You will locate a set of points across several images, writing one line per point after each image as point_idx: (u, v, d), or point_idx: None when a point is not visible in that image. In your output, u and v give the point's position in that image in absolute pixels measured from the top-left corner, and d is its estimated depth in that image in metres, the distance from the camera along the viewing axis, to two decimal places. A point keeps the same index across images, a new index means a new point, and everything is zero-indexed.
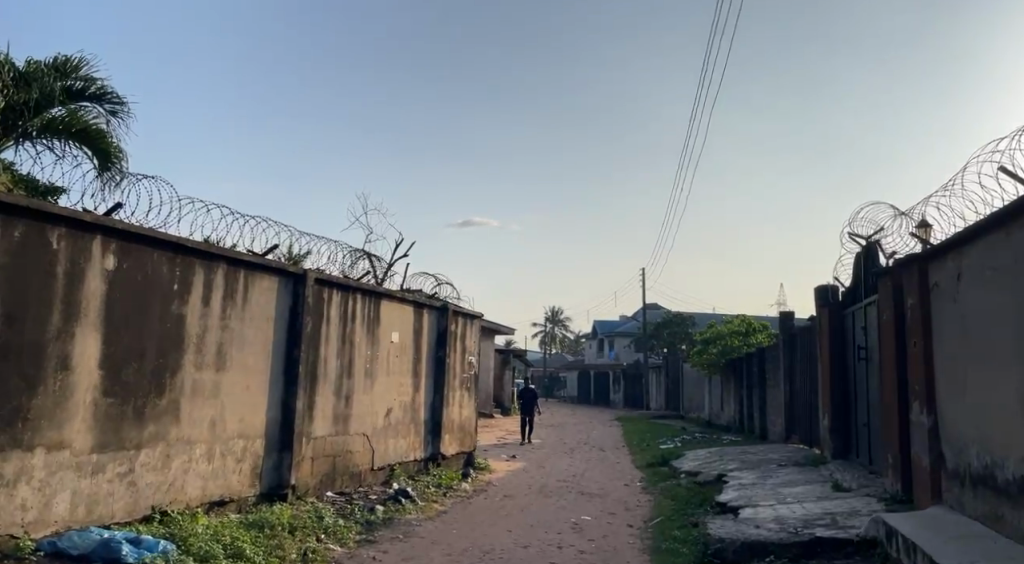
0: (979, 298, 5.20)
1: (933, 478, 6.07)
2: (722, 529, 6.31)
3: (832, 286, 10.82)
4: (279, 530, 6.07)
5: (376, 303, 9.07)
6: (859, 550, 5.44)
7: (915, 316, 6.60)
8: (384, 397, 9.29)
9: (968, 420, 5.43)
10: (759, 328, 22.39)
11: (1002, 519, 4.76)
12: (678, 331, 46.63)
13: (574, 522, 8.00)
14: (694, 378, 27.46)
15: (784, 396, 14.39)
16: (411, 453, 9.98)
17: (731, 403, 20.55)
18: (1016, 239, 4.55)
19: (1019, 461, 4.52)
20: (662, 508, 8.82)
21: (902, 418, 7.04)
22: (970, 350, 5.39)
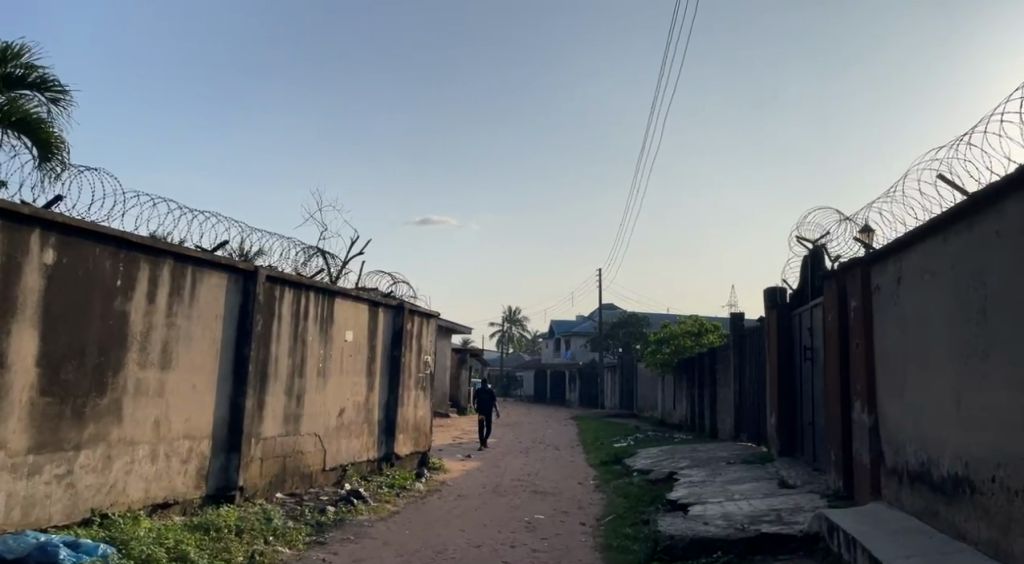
0: (918, 301, 5.39)
1: (873, 474, 6.27)
2: (672, 525, 6.41)
3: (781, 288, 11.10)
4: (225, 532, 5.94)
5: (330, 301, 8.96)
6: (802, 546, 5.61)
7: (858, 317, 6.81)
8: (337, 397, 9.18)
9: (906, 419, 5.63)
10: (710, 328, 22.87)
11: (937, 514, 4.94)
12: (633, 331, 47.17)
13: (527, 520, 8.03)
14: (648, 376, 27.86)
15: (734, 394, 14.70)
16: (364, 453, 9.87)
17: (683, 402, 20.90)
18: (953, 245, 4.72)
19: (954, 458, 4.70)
20: (614, 506, 8.93)
21: (844, 417, 7.25)
22: (909, 351, 5.59)
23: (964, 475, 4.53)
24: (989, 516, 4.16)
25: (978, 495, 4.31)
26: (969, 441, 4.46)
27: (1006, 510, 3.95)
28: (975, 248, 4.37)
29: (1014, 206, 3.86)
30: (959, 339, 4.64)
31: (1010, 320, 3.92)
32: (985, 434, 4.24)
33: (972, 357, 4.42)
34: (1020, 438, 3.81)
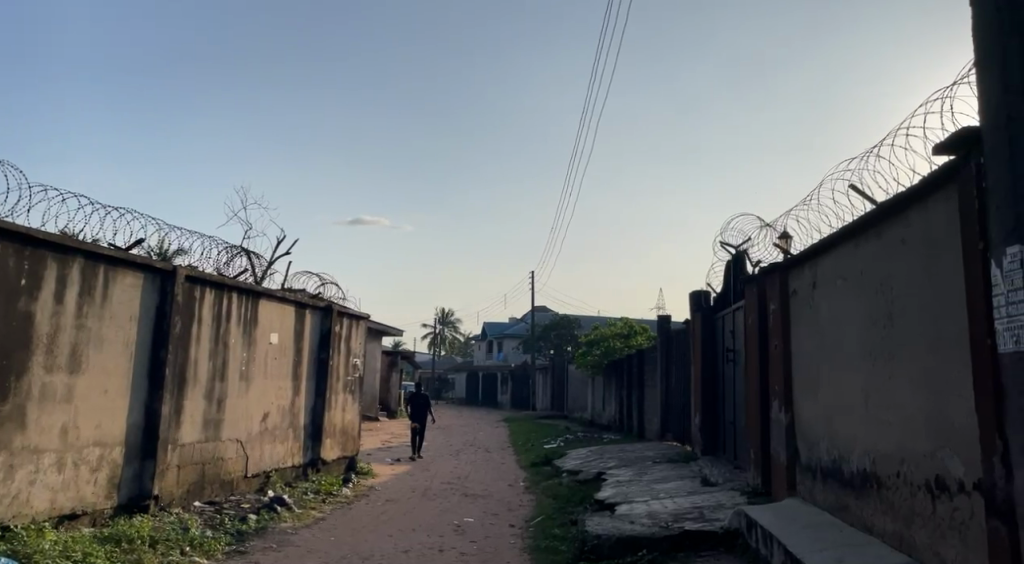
0: (831, 305, 5.65)
1: (789, 471, 6.53)
2: (599, 525, 6.51)
3: (706, 292, 11.45)
4: (139, 544, 5.68)
5: (254, 303, 8.70)
6: (723, 542, 5.79)
7: (776, 321, 7.09)
8: (261, 401, 8.91)
9: (820, 417, 5.89)
10: (640, 330, 23.36)
11: (846, 508, 5.19)
12: (565, 333, 47.66)
13: (456, 524, 8.00)
14: (579, 378, 28.22)
15: (661, 395, 15.05)
16: (289, 458, 9.62)
17: (612, 403, 21.25)
18: (863, 251, 4.97)
19: (862, 455, 4.94)
20: (543, 507, 9.00)
21: (763, 417, 7.53)
22: (822, 352, 5.86)
23: (872, 471, 4.77)
24: (894, 510, 4.40)
25: (884, 490, 4.55)
26: (876, 439, 4.70)
27: (909, 503, 4.19)
28: (883, 255, 4.61)
29: (919, 216, 4.09)
30: (867, 342, 4.89)
31: (914, 324, 4.15)
32: (891, 432, 4.48)
33: (879, 358, 4.66)
34: (922, 435, 4.05)
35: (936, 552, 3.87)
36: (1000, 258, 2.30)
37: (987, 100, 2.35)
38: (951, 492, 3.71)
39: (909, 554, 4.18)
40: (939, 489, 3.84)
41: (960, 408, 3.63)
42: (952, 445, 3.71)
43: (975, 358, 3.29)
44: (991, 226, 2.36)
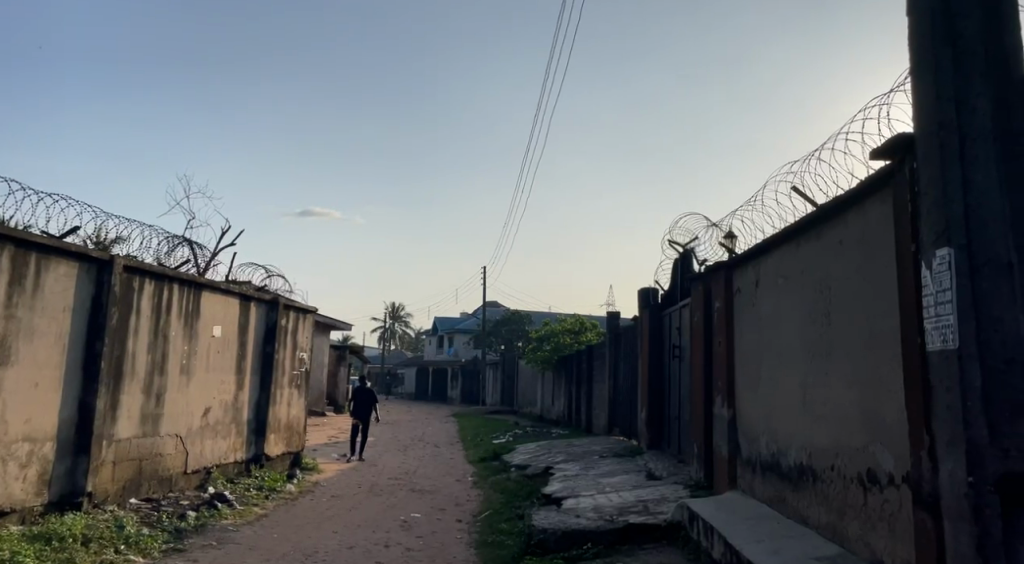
0: (772, 304, 5.81)
1: (730, 465, 6.69)
2: (545, 519, 6.54)
3: (654, 289, 11.62)
4: (71, 542, 5.47)
5: (197, 294, 8.46)
6: (666, 535, 5.91)
7: (721, 318, 7.25)
8: (202, 396, 8.67)
9: (760, 413, 6.05)
10: (590, 326, 23.57)
11: (784, 501, 5.35)
12: (515, 329, 47.73)
13: (402, 519, 7.94)
14: (529, 373, 28.32)
15: (609, 390, 15.22)
16: (231, 454, 9.39)
17: (561, 398, 21.40)
18: (803, 252, 5.13)
19: (799, 450, 5.10)
20: (491, 502, 9.02)
21: (707, 413, 7.69)
22: (764, 349, 6.00)
23: (808, 465, 4.92)
24: (828, 502, 4.55)
25: (820, 483, 4.70)
26: (813, 434, 4.85)
27: (843, 496, 4.33)
28: (822, 256, 4.76)
29: (856, 219, 4.22)
30: (806, 339, 5.03)
31: (850, 323, 4.30)
32: (827, 427, 4.63)
33: (817, 355, 4.81)
34: (856, 430, 4.19)
35: (867, 543, 4.02)
36: (931, 259, 2.32)
37: (920, 110, 2.36)
38: (881, 484, 3.86)
39: (842, 545, 4.34)
40: (870, 482, 3.99)
41: (891, 403, 3.77)
42: (884, 440, 3.85)
43: (906, 357, 3.42)
44: (923, 230, 2.38)
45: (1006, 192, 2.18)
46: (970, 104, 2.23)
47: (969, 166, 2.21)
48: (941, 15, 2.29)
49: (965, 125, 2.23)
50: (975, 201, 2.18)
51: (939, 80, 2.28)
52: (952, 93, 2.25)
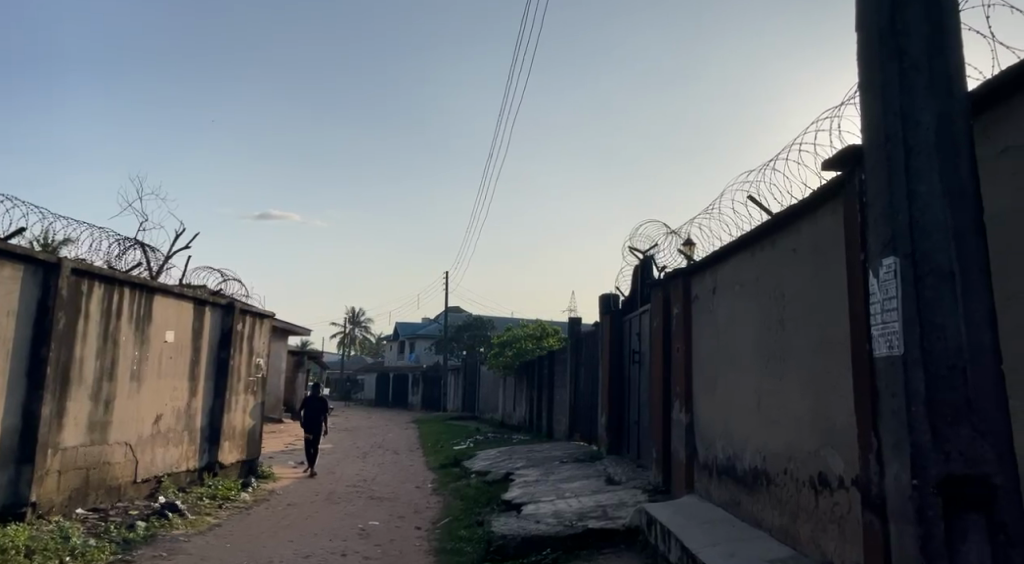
0: (728, 310, 5.90)
1: (687, 469, 6.78)
2: (505, 525, 6.53)
3: (615, 294, 11.74)
4: (12, 555, 5.27)
5: (149, 298, 8.25)
6: (624, 539, 5.95)
7: (679, 323, 7.35)
8: (153, 402, 8.44)
9: (716, 418, 6.14)
10: (552, 332, 23.68)
11: (739, 504, 5.43)
12: (477, 334, 47.65)
13: (360, 527, 7.84)
14: (490, 379, 28.32)
15: (570, 395, 15.30)
16: (183, 463, 9.15)
17: (522, 404, 21.44)
18: (759, 260, 5.23)
19: (754, 454, 5.18)
20: (451, 508, 8.97)
21: (665, 418, 7.78)
22: (721, 355, 6.10)
23: (762, 469, 5.01)
24: (781, 505, 4.63)
25: (774, 487, 4.78)
26: (767, 438, 4.94)
27: (795, 498, 4.41)
28: (776, 263, 4.86)
29: (809, 228, 4.32)
30: (761, 345, 5.13)
31: (803, 329, 4.39)
32: (780, 431, 4.71)
33: (772, 361, 4.90)
34: (808, 434, 4.28)
35: (818, 544, 4.09)
36: (875, 268, 2.09)
37: (867, 121, 2.13)
38: (832, 487, 3.94)
39: (794, 546, 4.42)
40: (822, 485, 4.07)
41: (842, 407, 3.86)
42: (833, 443, 3.95)
43: (855, 362, 3.51)
44: (867, 237, 2.14)
45: (952, 204, 1.94)
46: (914, 115, 2.00)
47: (913, 177, 1.97)
48: (886, 21, 2.08)
49: (910, 137, 1.99)
50: (918, 212, 1.95)
51: (883, 86, 2.06)
52: (897, 100, 2.02)
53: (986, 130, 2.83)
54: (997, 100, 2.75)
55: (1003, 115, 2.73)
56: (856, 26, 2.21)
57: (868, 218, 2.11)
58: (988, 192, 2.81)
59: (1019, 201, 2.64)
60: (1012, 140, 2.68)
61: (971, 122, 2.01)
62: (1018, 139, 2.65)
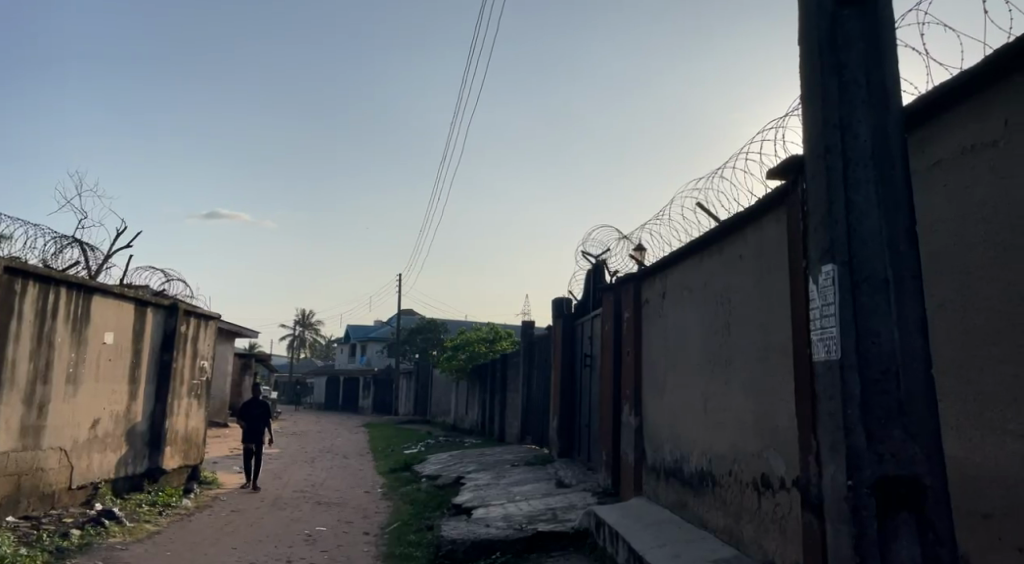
0: (677, 316, 6.01)
1: (636, 472, 6.86)
2: (454, 530, 6.49)
3: (567, 299, 11.83)
4: None
5: (87, 298, 7.97)
6: (573, 542, 5.99)
7: (629, 327, 7.45)
8: (90, 406, 8.14)
9: (664, 422, 6.24)
10: (504, 335, 23.71)
11: (685, 506, 5.52)
12: (430, 338, 47.38)
13: (307, 533, 7.71)
14: (442, 382, 28.19)
15: (521, 399, 15.34)
16: (121, 469, 8.83)
17: (474, 408, 21.39)
18: (706, 266, 5.34)
19: (700, 456, 5.27)
20: (400, 513, 8.89)
21: (615, 421, 7.86)
22: (669, 359, 6.19)
23: (708, 471, 5.10)
24: (726, 507, 4.73)
25: (718, 489, 4.88)
26: (712, 440, 5.04)
27: (739, 500, 4.51)
28: (722, 270, 4.97)
29: (754, 235, 4.43)
30: (708, 350, 5.23)
31: (747, 334, 4.50)
32: (725, 434, 4.81)
33: (717, 366, 5.00)
34: (752, 437, 4.38)
35: (761, 544, 4.19)
36: (815, 274, 2.14)
37: (807, 134, 2.20)
38: (773, 488, 4.04)
39: (737, 547, 4.51)
40: (764, 486, 4.17)
41: (784, 410, 3.96)
42: (776, 445, 4.05)
43: (796, 367, 3.61)
44: (808, 243, 2.20)
45: (887, 214, 2.01)
46: (852, 128, 2.07)
47: (850, 187, 2.04)
48: (827, 37, 2.14)
49: (849, 149, 2.05)
50: (855, 220, 2.01)
51: (824, 99, 2.12)
52: (837, 113, 2.08)
53: (921, 143, 2.93)
54: (931, 115, 2.86)
55: (937, 129, 2.83)
56: (798, 39, 2.27)
57: (809, 226, 2.17)
58: (920, 204, 2.93)
59: (950, 213, 2.75)
60: (945, 154, 2.79)
61: (906, 134, 2.08)
62: (951, 152, 2.76)
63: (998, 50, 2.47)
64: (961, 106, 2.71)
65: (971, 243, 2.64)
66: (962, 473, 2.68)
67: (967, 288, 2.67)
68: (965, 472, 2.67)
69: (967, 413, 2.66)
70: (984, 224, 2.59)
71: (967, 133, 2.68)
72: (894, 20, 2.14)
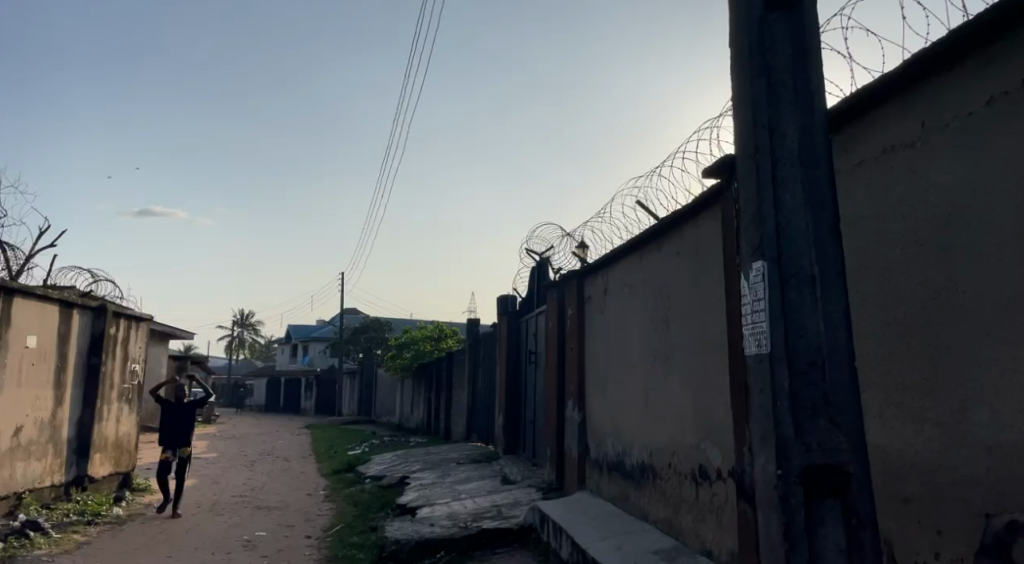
0: (618, 312, 6.10)
1: (579, 466, 6.94)
2: (399, 530, 6.43)
3: (512, 296, 11.86)
4: None
5: (8, 300, 7.59)
6: (517, 538, 6.02)
7: (573, 323, 7.52)
8: (12, 413, 7.74)
9: (607, 416, 6.33)
10: (450, 333, 23.58)
11: (627, 499, 5.62)
12: (374, 337, 46.76)
13: (246, 539, 7.53)
14: (387, 382, 27.88)
15: (467, 397, 15.31)
16: (47, 478, 8.42)
17: (420, 406, 21.22)
18: (646, 263, 5.43)
19: (641, 450, 5.37)
20: (343, 515, 8.77)
21: (559, 417, 7.92)
22: (611, 355, 6.28)
23: (648, 464, 5.20)
24: (665, 498, 4.83)
25: (658, 481, 4.98)
26: (653, 434, 5.14)
27: (678, 491, 4.61)
28: (661, 266, 5.07)
29: (691, 232, 4.53)
30: (648, 345, 5.33)
31: (685, 328, 4.60)
32: (665, 427, 4.91)
33: (657, 360, 5.10)
34: (689, 429, 4.49)
35: (699, 534, 4.29)
36: (745, 270, 2.19)
37: (737, 134, 2.25)
38: (710, 479, 4.15)
39: (676, 538, 4.61)
40: (701, 477, 4.28)
41: (720, 402, 4.07)
42: (712, 436, 4.16)
43: (731, 361, 3.72)
44: (738, 240, 2.25)
45: (812, 212, 2.08)
46: (779, 129, 2.13)
47: (779, 186, 2.10)
48: (755, 38, 2.21)
49: (777, 149, 2.12)
50: (783, 218, 2.08)
51: (752, 100, 2.18)
52: (765, 115, 2.15)
53: (844, 143, 3.05)
54: (855, 117, 2.98)
55: (859, 131, 2.95)
56: (728, 41, 2.32)
57: (739, 223, 2.22)
58: (844, 201, 3.05)
59: (871, 209, 2.87)
60: (867, 154, 2.91)
61: (830, 135, 2.15)
62: (873, 153, 2.88)
63: (914, 55, 2.59)
64: (881, 109, 2.83)
65: (891, 239, 2.77)
66: (884, 460, 2.81)
67: (887, 284, 2.79)
68: (887, 459, 2.79)
69: (888, 402, 2.79)
70: (902, 221, 2.71)
71: (887, 134, 2.81)
72: (819, 24, 2.22)
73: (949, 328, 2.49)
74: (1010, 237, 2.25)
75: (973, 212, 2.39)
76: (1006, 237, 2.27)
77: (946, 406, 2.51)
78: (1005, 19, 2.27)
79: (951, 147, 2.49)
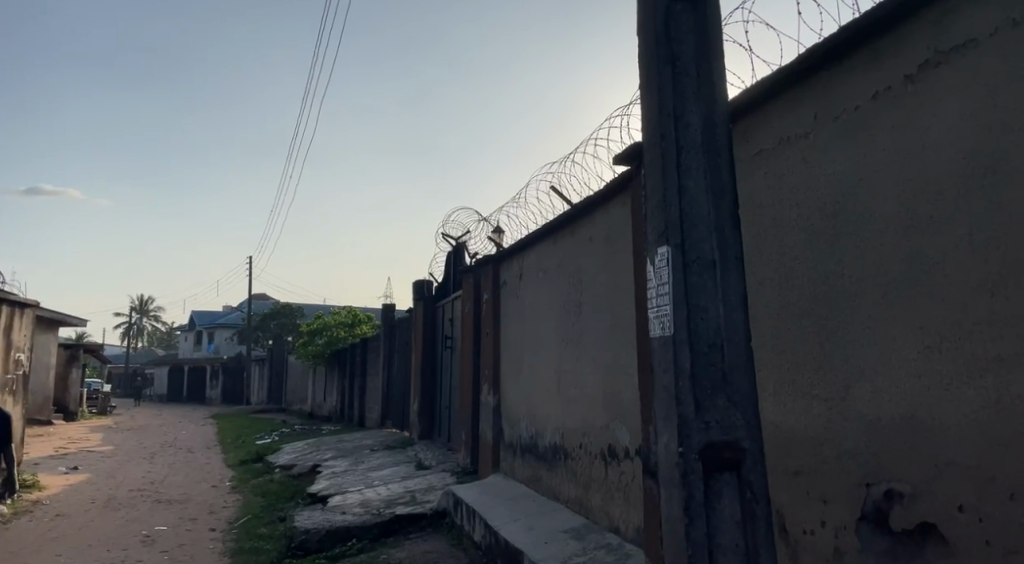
0: (532, 297, 6.16)
1: (493, 450, 6.99)
2: (308, 519, 6.30)
3: (428, 281, 11.75)
4: None
5: None
6: (431, 523, 6.02)
7: (488, 308, 7.53)
8: None
9: (520, 400, 6.39)
10: (365, 318, 23.10)
11: (539, 479, 5.71)
12: (285, 322, 45.30)
13: (145, 534, 7.18)
14: (299, 370, 27.11)
15: (382, 383, 15.10)
16: None
17: (333, 393, 20.75)
18: (559, 248, 5.49)
19: (553, 431, 5.46)
20: (250, 506, 8.51)
21: (475, 401, 7.94)
22: (525, 338, 6.34)
23: (560, 444, 5.29)
24: (576, 478, 4.94)
25: (570, 461, 5.08)
26: (565, 415, 5.23)
27: (588, 471, 4.72)
28: (574, 252, 5.15)
29: (603, 218, 4.62)
30: (561, 329, 5.41)
31: (597, 312, 4.69)
32: (576, 408, 5.02)
33: (569, 343, 5.19)
34: (600, 410, 4.60)
35: (607, 511, 4.41)
36: (651, 255, 2.24)
37: (645, 121, 2.29)
38: (619, 458, 4.27)
39: (586, 516, 4.73)
40: (611, 456, 4.40)
41: (628, 383, 4.19)
42: (621, 417, 4.28)
43: (639, 344, 3.83)
44: (645, 227, 2.29)
45: (713, 199, 2.15)
46: (684, 117, 2.19)
47: (683, 173, 2.15)
48: (663, 27, 2.25)
49: (681, 137, 2.17)
50: (685, 205, 2.14)
51: (659, 89, 2.23)
52: (670, 103, 2.20)
53: (744, 133, 3.17)
54: (754, 108, 3.10)
55: (758, 121, 3.08)
56: (636, 30, 2.36)
57: (645, 208, 2.26)
58: (744, 190, 3.18)
59: (769, 197, 3.01)
60: (765, 145, 3.04)
61: (729, 125, 2.23)
62: (770, 143, 3.01)
63: (809, 50, 2.71)
64: (778, 102, 2.96)
65: (785, 226, 2.91)
66: (777, 435, 2.97)
67: (783, 268, 2.93)
68: (781, 436, 2.95)
69: (782, 381, 2.95)
70: (796, 209, 2.85)
71: (783, 126, 2.94)
72: (720, 18, 2.29)
73: (836, 310, 2.65)
74: (890, 223, 2.41)
75: (857, 201, 2.55)
76: (886, 225, 2.43)
77: (833, 384, 2.67)
78: (888, 20, 2.41)
79: (840, 138, 2.64)
